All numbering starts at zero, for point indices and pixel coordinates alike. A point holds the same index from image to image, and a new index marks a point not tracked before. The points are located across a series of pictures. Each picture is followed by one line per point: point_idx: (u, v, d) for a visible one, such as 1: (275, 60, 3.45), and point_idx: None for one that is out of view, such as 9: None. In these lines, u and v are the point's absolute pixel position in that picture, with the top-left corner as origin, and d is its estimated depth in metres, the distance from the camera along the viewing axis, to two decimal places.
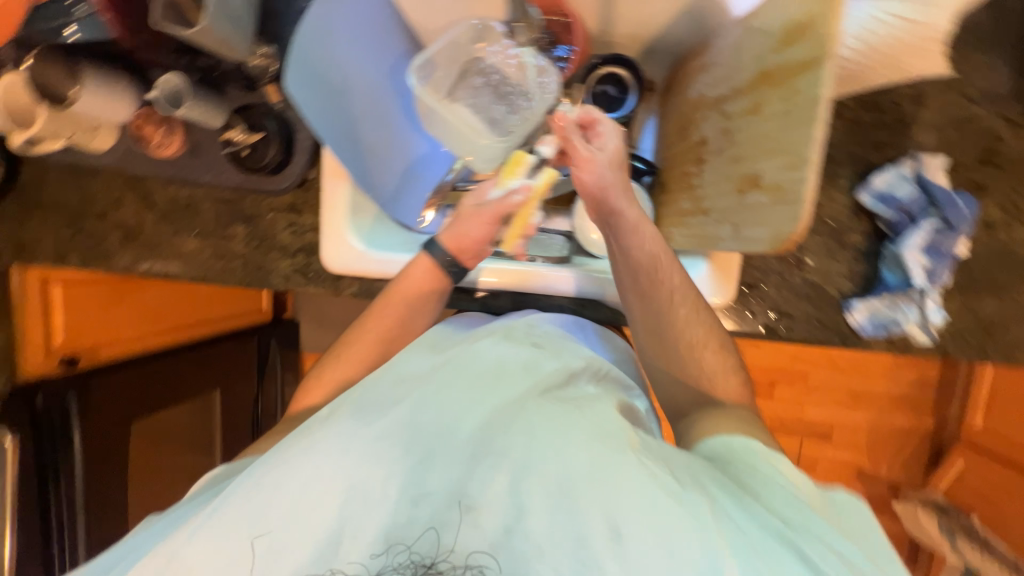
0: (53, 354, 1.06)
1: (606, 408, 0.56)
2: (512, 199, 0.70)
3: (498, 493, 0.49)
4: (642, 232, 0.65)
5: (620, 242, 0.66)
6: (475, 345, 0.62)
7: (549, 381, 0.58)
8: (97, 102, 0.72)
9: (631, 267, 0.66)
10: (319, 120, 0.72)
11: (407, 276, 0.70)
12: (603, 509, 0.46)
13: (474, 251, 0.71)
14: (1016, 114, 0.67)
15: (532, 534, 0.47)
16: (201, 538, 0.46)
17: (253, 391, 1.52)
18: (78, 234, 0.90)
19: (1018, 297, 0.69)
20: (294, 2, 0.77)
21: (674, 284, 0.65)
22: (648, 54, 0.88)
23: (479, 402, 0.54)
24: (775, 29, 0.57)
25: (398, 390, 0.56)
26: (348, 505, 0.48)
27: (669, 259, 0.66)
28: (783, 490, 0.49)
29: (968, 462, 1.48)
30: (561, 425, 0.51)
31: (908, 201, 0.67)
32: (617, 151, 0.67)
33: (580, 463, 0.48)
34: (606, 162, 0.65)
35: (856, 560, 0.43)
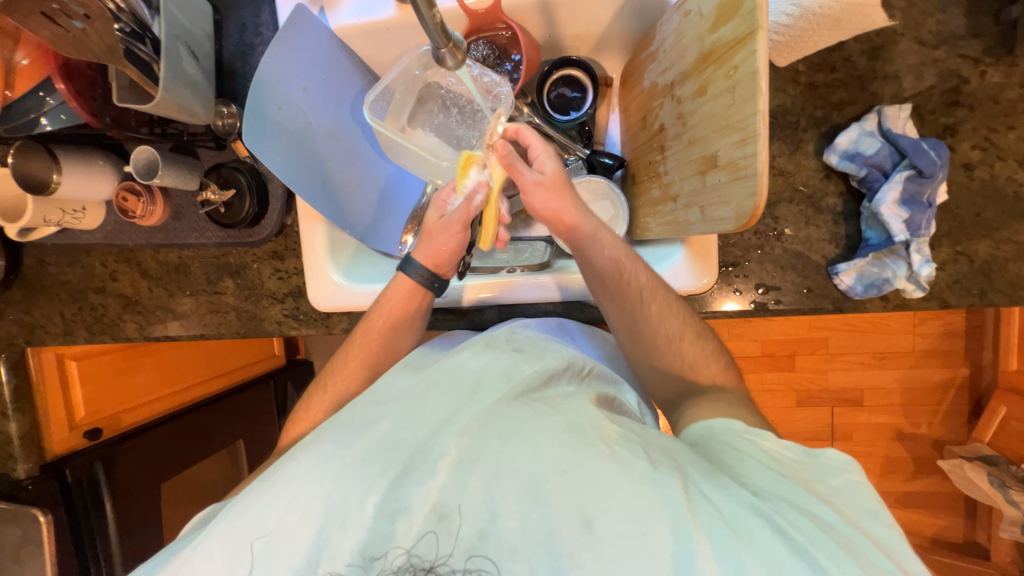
0: (77, 429, 1.07)
1: (582, 402, 0.56)
2: (472, 203, 0.68)
3: (471, 502, 0.49)
4: (599, 243, 0.64)
5: (581, 254, 0.65)
6: (453, 358, 0.61)
7: (525, 383, 0.57)
8: (79, 184, 0.76)
9: (599, 277, 0.66)
10: (284, 168, 0.74)
11: (389, 298, 0.73)
12: (575, 502, 0.47)
13: (451, 265, 0.73)
14: (977, 50, 0.65)
15: (505, 535, 0.48)
16: (194, 565, 0.49)
17: (275, 435, 1.55)
18: (81, 309, 0.94)
19: (1011, 235, 0.66)
20: (249, 60, 0.81)
21: (641, 284, 0.65)
22: (599, 51, 0.89)
23: (456, 413, 0.55)
24: (708, 10, 0.57)
25: (375, 411, 0.56)
26: (325, 528, 0.49)
27: (633, 260, 0.66)
28: (760, 463, 0.50)
29: (1010, 409, 1.41)
30: (534, 426, 0.52)
31: (877, 155, 0.65)
32: (556, 171, 0.65)
33: (549, 460, 0.49)
34: (548, 186, 0.64)
35: (832, 525, 0.44)
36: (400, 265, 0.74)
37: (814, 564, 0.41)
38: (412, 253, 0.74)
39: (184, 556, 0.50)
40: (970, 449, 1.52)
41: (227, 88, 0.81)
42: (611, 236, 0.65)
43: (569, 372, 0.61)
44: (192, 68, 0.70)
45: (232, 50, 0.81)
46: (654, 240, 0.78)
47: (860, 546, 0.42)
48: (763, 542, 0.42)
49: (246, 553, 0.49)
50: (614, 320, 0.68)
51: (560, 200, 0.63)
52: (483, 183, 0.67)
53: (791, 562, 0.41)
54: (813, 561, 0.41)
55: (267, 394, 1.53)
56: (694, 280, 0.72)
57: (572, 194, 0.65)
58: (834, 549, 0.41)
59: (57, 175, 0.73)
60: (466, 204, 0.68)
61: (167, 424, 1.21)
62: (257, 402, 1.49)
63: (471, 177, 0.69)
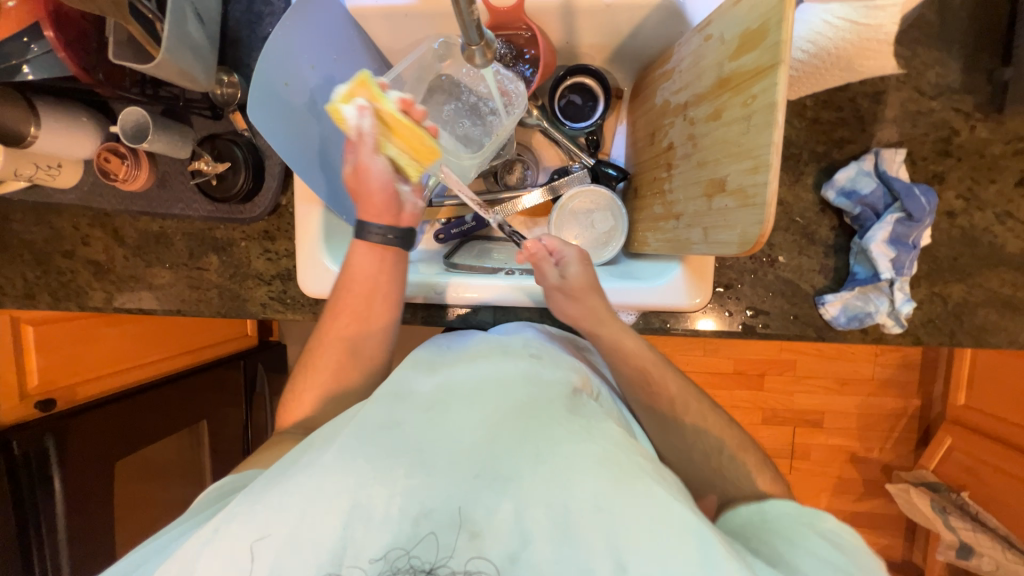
0: (28, 398, 1.02)
1: (610, 426, 0.60)
2: (365, 130, 0.66)
3: (504, 522, 0.51)
4: (626, 353, 0.72)
5: (614, 360, 0.72)
6: (483, 371, 0.65)
7: (550, 396, 0.62)
8: (58, 140, 0.71)
9: (631, 379, 0.72)
10: (285, 145, 0.71)
11: (351, 265, 0.73)
12: (608, 544, 0.48)
13: (384, 211, 0.72)
14: (968, 105, 0.69)
15: (537, 563, 0.48)
16: (207, 548, 0.50)
17: (241, 418, 1.49)
18: (46, 273, 0.88)
19: (982, 281, 0.71)
20: (256, 29, 0.77)
21: (672, 394, 0.72)
22: (613, 63, 0.89)
23: (489, 429, 0.57)
24: (730, 37, 0.58)
25: (401, 412, 0.59)
26: (350, 525, 0.51)
27: (658, 370, 0.72)
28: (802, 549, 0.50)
29: (955, 440, 1.51)
30: (571, 453, 0.54)
31: (871, 195, 0.68)
32: (583, 276, 0.72)
33: (585, 494, 0.51)
34: (572, 292, 0.72)
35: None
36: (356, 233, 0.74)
37: None
38: (360, 216, 0.73)
39: (186, 557, 0.50)
40: (915, 475, 1.61)
41: (230, 56, 0.78)
42: (634, 342, 0.72)
43: (586, 390, 0.67)
44: (197, 31, 0.66)
45: (238, 16, 0.77)
46: (653, 255, 0.80)
47: None
48: None
49: (246, 555, 0.49)
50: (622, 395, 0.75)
51: (580, 309, 0.72)
52: (365, 110, 0.64)
53: None
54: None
55: (236, 375, 1.48)
56: (688, 298, 0.73)
57: (598, 299, 0.72)
58: None
59: (34, 128, 0.68)
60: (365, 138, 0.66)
61: (129, 399, 1.15)
62: (226, 382, 1.43)
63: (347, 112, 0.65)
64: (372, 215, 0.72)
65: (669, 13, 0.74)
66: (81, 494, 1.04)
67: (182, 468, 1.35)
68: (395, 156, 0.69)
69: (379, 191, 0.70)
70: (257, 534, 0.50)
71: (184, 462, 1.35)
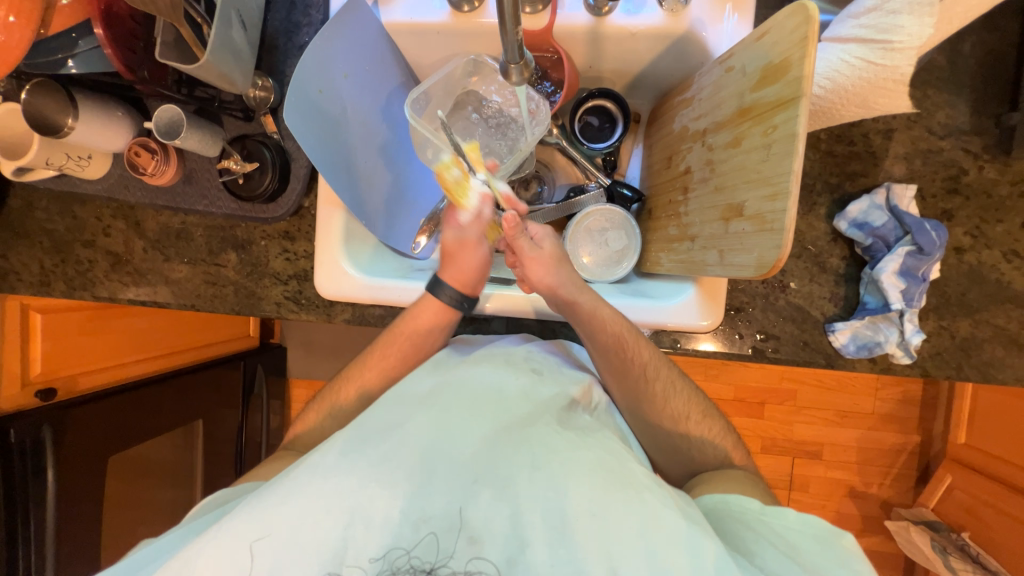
0: (30, 386, 1.02)
1: (609, 437, 0.61)
2: (485, 216, 0.76)
3: (501, 528, 0.52)
4: (600, 322, 0.70)
5: (585, 328, 0.71)
6: (475, 371, 0.66)
7: (551, 406, 0.63)
8: (94, 132, 0.73)
9: (603, 352, 0.70)
10: (316, 150, 0.73)
11: (415, 315, 0.76)
12: (602, 549, 0.50)
13: (475, 282, 0.77)
14: (975, 146, 0.72)
15: (535, 566, 0.49)
16: (206, 548, 0.50)
17: (238, 418, 1.48)
18: (64, 261, 0.89)
19: (989, 317, 0.72)
20: (293, 38, 0.80)
21: (644, 360, 0.70)
22: (633, 88, 0.93)
23: (487, 435, 0.58)
24: (752, 70, 0.61)
25: (400, 416, 0.60)
26: (352, 525, 0.51)
27: (635, 338, 0.70)
28: (771, 544, 0.54)
29: (954, 478, 1.50)
30: (566, 459, 0.56)
31: (883, 227, 0.70)
32: (554, 248, 0.75)
33: (581, 501, 0.52)
34: (544, 261, 0.73)
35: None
36: (428, 285, 0.76)
37: None
38: (437, 275, 0.76)
39: (185, 557, 0.50)
40: (915, 513, 1.59)
41: (266, 62, 0.80)
42: (611, 312, 0.70)
43: (584, 403, 0.68)
44: (240, 36, 0.69)
45: (277, 25, 0.80)
46: (665, 275, 0.81)
47: None
48: None
49: (246, 554, 0.50)
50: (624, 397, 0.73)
51: (556, 277, 0.72)
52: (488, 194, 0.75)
53: None
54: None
55: (236, 375, 1.47)
56: (700, 319, 0.74)
57: (567, 271, 0.73)
58: None
59: (72, 120, 0.70)
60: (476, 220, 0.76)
61: (128, 393, 1.14)
62: (225, 381, 1.42)
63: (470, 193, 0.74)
64: (453, 281, 0.76)
65: (692, 44, 0.77)
66: (73, 488, 1.02)
67: (171, 466, 1.32)
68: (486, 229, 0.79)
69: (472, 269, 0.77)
70: (257, 534, 0.51)
71: (173, 460, 1.33)
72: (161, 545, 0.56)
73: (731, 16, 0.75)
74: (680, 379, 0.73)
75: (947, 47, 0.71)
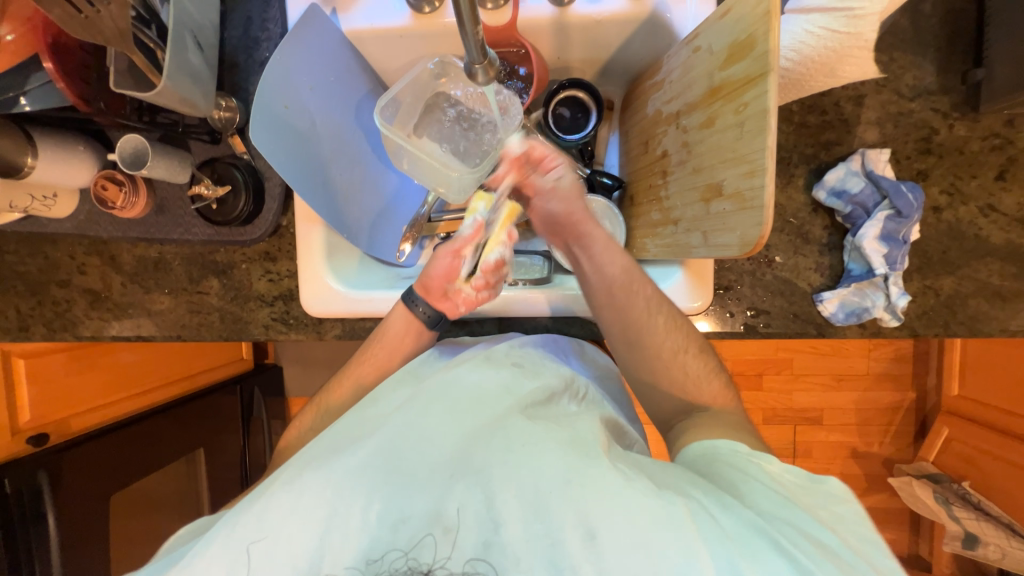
0: (20, 434, 1.00)
1: (587, 422, 0.62)
2: (467, 239, 0.69)
3: (477, 513, 0.53)
4: (612, 253, 0.70)
5: (592, 263, 0.70)
6: (454, 372, 0.67)
7: (528, 398, 0.64)
8: (56, 169, 0.71)
9: (603, 285, 0.70)
10: (288, 168, 0.72)
11: (388, 329, 0.75)
12: (579, 515, 0.51)
13: (439, 289, 0.72)
14: (945, 105, 0.72)
15: (509, 545, 0.51)
16: (194, 570, 0.50)
17: (240, 443, 1.46)
18: (41, 304, 0.86)
19: (971, 272, 0.73)
20: (253, 55, 0.78)
21: (648, 296, 0.69)
22: (603, 76, 0.92)
23: (461, 429, 0.60)
24: (719, 48, 0.61)
25: (369, 425, 0.61)
26: (328, 535, 0.52)
27: (640, 275, 0.70)
28: (754, 480, 0.55)
29: (951, 430, 1.53)
30: (536, 440, 0.57)
31: (861, 194, 0.71)
32: (572, 183, 0.69)
33: (555, 471, 0.54)
34: (562, 195, 0.69)
35: (834, 552, 0.47)
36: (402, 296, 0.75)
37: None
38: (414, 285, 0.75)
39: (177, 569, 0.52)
40: (917, 468, 1.62)
41: (227, 81, 0.78)
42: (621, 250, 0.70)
43: (568, 393, 0.68)
44: (196, 58, 0.67)
45: (235, 42, 0.78)
46: (652, 260, 0.81)
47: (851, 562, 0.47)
48: (767, 558, 0.46)
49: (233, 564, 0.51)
50: (616, 337, 0.72)
51: (569, 207, 0.69)
52: (480, 224, 0.68)
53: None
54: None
55: (233, 400, 1.45)
56: (690, 301, 0.75)
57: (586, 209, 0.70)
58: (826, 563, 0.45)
59: (31, 158, 0.68)
60: (459, 240, 0.69)
61: (124, 430, 1.13)
62: (223, 407, 1.41)
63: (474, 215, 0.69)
64: (421, 292, 0.73)
65: (658, 26, 0.77)
66: (78, 531, 1.01)
67: (176, 498, 1.30)
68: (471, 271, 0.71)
69: (432, 287, 0.72)
70: (248, 536, 0.52)
71: (178, 492, 1.31)
72: (154, 568, 0.57)
73: None
74: (680, 319, 0.71)
75: (909, 9, 0.72)
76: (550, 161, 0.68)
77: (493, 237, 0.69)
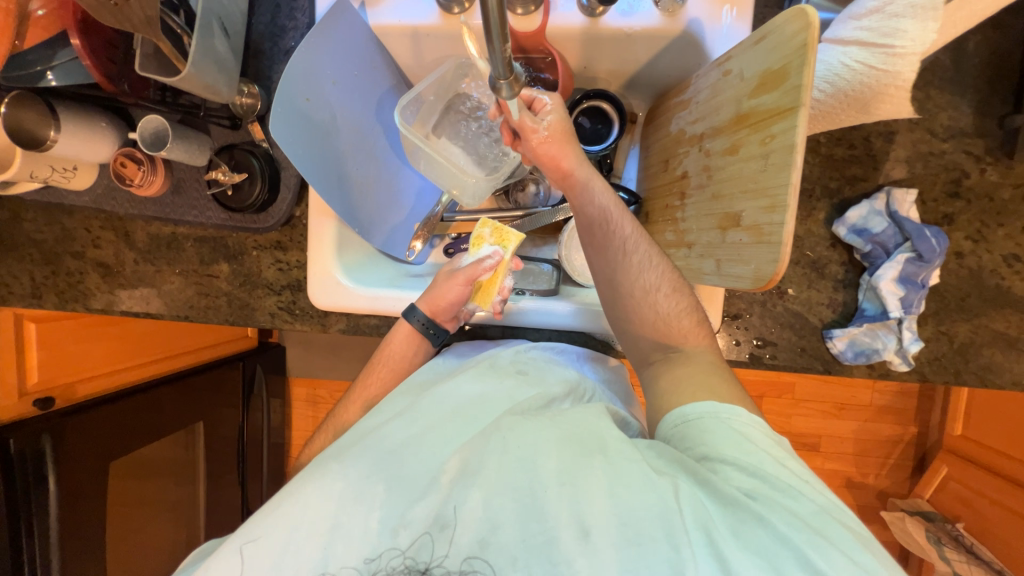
0: (27, 396, 1.02)
1: (588, 414, 0.61)
2: (484, 266, 0.74)
3: (473, 513, 0.52)
4: (592, 191, 0.69)
5: (575, 203, 0.70)
6: (456, 380, 0.68)
7: (526, 405, 0.63)
8: (78, 142, 0.71)
9: (585, 226, 0.69)
10: (305, 162, 0.72)
11: (389, 346, 0.76)
12: (573, 511, 0.51)
13: (449, 312, 0.76)
14: (978, 148, 0.70)
15: (506, 545, 0.51)
16: None
17: (238, 420, 1.48)
18: (55, 273, 0.88)
19: (989, 321, 0.71)
20: (279, 43, 0.78)
21: (626, 234, 0.67)
22: (629, 88, 0.90)
23: (459, 433, 0.61)
24: (750, 75, 0.59)
25: (377, 434, 0.61)
26: (332, 543, 0.52)
27: (622, 213, 0.68)
28: (730, 452, 0.54)
29: (951, 470, 1.51)
30: (534, 438, 0.57)
31: (882, 233, 0.69)
32: (560, 122, 0.69)
33: (549, 468, 0.54)
34: (551, 137, 0.68)
35: (815, 523, 0.48)
36: (403, 311, 0.77)
37: (797, 550, 0.46)
38: (416, 300, 0.76)
39: None
40: (910, 503, 1.61)
41: (252, 68, 0.78)
42: (603, 186, 0.69)
43: (570, 398, 0.67)
44: (223, 45, 0.67)
45: (262, 29, 0.78)
46: None
47: (832, 529, 0.48)
48: (754, 536, 0.48)
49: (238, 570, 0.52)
50: (601, 277, 0.70)
51: (559, 150, 0.68)
52: (498, 254, 0.75)
53: (778, 549, 0.47)
54: (811, 564, 0.45)
55: (235, 377, 1.47)
56: None
57: (573, 150, 0.69)
58: (811, 535, 0.47)
59: (54, 131, 0.68)
60: (477, 267, 0.74)
61: (127, 400, 1.14)
62: (226, 384, 1.43)
63: (486, 245, 0.76)
64: (426, 306, 0.75)
65: (689, 44, 0.75)
66: (76, 495, 1.02)
67: (173, 468, 1.32)
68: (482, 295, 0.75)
69: (443, 308, 0.75)
70: (246, 535, 0.54)
71: (175, 465, 1.33)
72: None
73: (728, 13, 0.72)
74: (659, 255, 0.68)
75: (951, 46, 0.69)
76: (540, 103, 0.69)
77: (504, 263, 0.75)
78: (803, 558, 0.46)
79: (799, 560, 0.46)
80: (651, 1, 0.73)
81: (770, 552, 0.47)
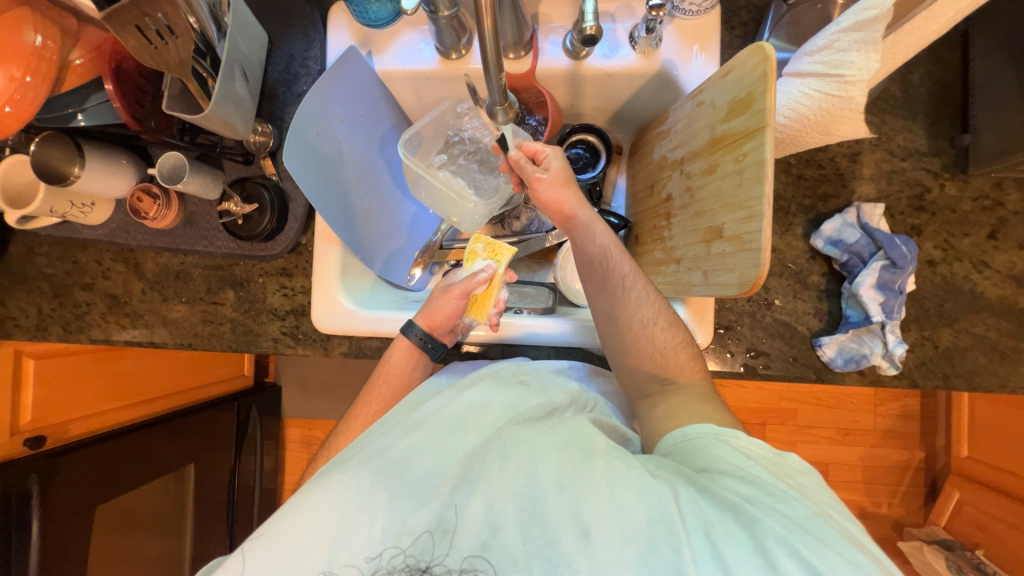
0: (18, 434, 0.99)
1: (585, 423, 0.62)
2: (479, 279, 0.77)
3: (475, 518, 0.53)
4: (590, 229, 0.72)
5: (575, 241, 0.73)
6: (460, 394, 0.69)
7: (528, 413, 0.65)
8: (99, 178, 0.76)
9: (584, 262, 0.73)
10: (313, 190, 0.76)
11: (389, 363, 0.77)
12: (572, 513, 0.52)
13: (447, 327, 0.78)
14: (935, 166, 0.76)
15: (507, 548, 0.51)
16: None
17: (231, 461, 1.44)
18: (62, 305, 0.90)
19: (969, 325, 0.74)
20: (291, 87, 0.85)
21: (623, 270, 0.71)
22: (613, 122, 0.98)
23: (460, 443, 0.61)
24: (721, 103, 0.65)
25: (380, 445, 0.61)
26: (335, 551, 0.52)
27: (619, 250, 0.72)
28: (728, 462, 0.55)
29: (962, 493, 1.47)
30: (536, 444, 0.58)
31: (857, 244, 0.73)
32: (562, 169, 0.73)
33: (549, 474, 0.55)
34: (552, 181, 0.72)
35: (812, 527, 0.48)
36: (402, 327, 0.79)
37: (796, 549, 0.46)
38: (414, 316, 0.79)
39: None
40: (927, 533, 1.56)
41: (265, 110, 0.85)
42: (603, 228, 0.73)
43: (573, 407, 0.69)
44: (242, 88, 0.74)
45: (277, 76, 0.85)
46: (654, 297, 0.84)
47: (832, 534, 0.48)
48: (750, 537, 0.48)
49: None
50: (599, 309, 0.73)
51: (562, 193, 0.72)
52: (491, 267, 0.78)
53: (777, 549, 0.46)
54: (808, 563, 0.45)
55: (230, 415, 1.45)
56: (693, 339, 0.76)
57: (573, 193, 0.73)
58: (808, 538, 0.47)
59: (78, 168, 0.73)
60: (471, 281, 0.77)
61: (120, 438, 1.12)
62: (220, 421, 1.40)
63: (480, 260, 0.80)
64: (422, 322, 0.78)
65: (666, 81, 0.83)
66: (58, 540, 0.98)
67: (160, 513, 1.26)
68: (477, 309, 0.78)
69: (440, 321, 0.77)
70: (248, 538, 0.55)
71: (162, 509, 1.27)
72: None
73: (699, 55, 0.80)
74: (653, 290, 0.71)
75: (899, 78, 0.77)
76: (542, 153, 0.74)
77: (497, 276, 0.78)
78: (798, 557, 0.46)
79: (797, 558, 0.46)
80: (629, 45, 0.82)
81: (766, 550, 0.47)
